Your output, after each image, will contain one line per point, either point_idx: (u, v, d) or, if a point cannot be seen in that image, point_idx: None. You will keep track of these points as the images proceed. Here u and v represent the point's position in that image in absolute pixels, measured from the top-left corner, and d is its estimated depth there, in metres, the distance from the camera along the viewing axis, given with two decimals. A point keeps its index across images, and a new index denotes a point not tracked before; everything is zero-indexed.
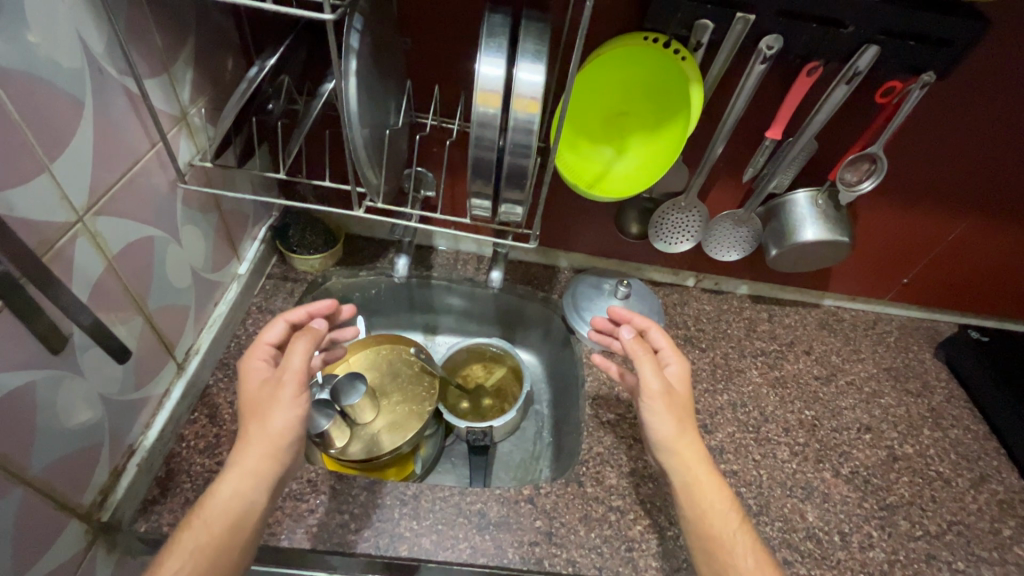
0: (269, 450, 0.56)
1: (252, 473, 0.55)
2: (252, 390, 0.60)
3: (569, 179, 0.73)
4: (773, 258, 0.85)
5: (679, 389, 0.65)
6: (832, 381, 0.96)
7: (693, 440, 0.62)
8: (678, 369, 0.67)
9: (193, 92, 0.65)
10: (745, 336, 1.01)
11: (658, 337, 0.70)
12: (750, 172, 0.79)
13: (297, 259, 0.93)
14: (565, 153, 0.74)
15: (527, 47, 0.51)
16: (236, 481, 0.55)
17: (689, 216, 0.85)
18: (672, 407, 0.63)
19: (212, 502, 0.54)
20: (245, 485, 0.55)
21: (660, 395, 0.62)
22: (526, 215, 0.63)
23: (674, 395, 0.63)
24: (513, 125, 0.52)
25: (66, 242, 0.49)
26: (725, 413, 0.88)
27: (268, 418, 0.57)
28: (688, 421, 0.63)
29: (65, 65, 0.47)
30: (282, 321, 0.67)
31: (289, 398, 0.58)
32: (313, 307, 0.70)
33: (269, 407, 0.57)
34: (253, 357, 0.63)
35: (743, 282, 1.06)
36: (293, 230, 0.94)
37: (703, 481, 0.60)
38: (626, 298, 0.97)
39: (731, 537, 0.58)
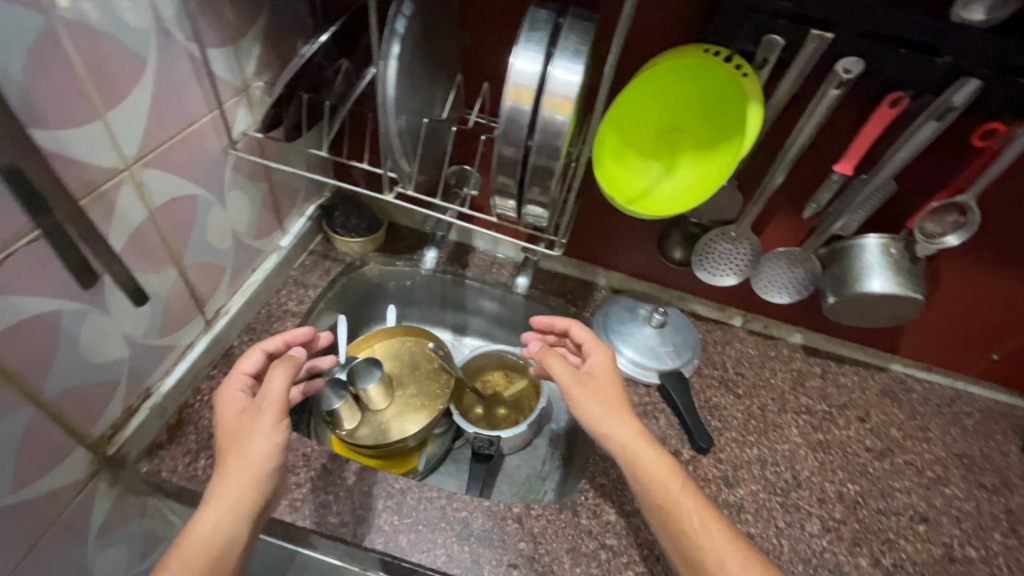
0: (244, 490, 0.57)
1: (230, 506, 0.56)
2: (228, 418, 0.63)
3: (608, 192, 0.70)
4: (830, 306, 0.76)
5: (602, 373, 0.69)
6: (886, 457, 0.84)
7: (624, 410, 0.65)
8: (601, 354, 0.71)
9: (257, 67, 0.69)
10: (790, 389, 0.91)
11: (577, 333, 0.74)
12: (812, 209, 0.71)
13: (337, 240, 0.95)
14: (608, 165, 0.71)
15: (567, 45, 0.49)
16: (215, 514, 0.55)
17: (737, 248, 0.78)
18: (596, 392, 0.66)
19: (191, 539, 0.54)
20: (225, 519, 0.55)
21: (574, 384, 0.67)
22: (552, 220, 0.60)
23: (592, 383, 0.67)
24: (543, 123, 0.50)
25: (111, 187, 0.53)
26: (751, 469, 0.80)
27: (247, 448, 0.59)
28: (616, 399, 0.66)
29: (133, 24, 0.50)
30: (260, 350, 0.70)
31: (268, 424, 0.61)
32: (285, 337, 0.72)
33: (253, 433, 0.60)
34: (230, 389, 0.65)
35: (798, 329, 0.97)
36: (339, 212, 0.97)
37: (642, 453, 0.61)
38: (660, 327, 0.91)
39: (675, 500, 0.59)
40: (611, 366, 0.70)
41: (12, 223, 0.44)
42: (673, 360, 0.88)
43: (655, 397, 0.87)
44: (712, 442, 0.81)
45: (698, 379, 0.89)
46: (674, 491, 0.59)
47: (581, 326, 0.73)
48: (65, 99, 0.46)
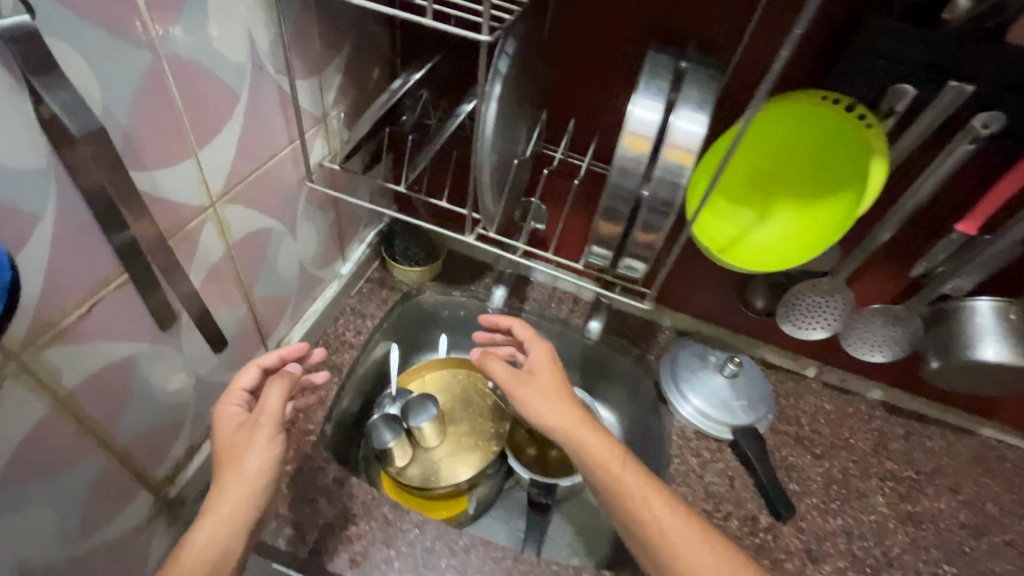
0: (239, 504, 0.50)
1: (226, 518, 0.49)
2: (225, 434, 0.55)
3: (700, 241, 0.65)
4: (932, 372, 0.70)
5: (542, 367, 0.65)
6: (983, 535, 0.77)
7: (570, 404, 0.62)
8: (543, 349, 0.68)
9: (337, 97, 0.67)
10: (872, 452, 0.85)
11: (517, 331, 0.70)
12: (920, 267, 0.67)
13: (396, 269, 0.93)
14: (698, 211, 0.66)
15: (690, 94, 0.45)
16: (211, 526, 0.49)
17: (829, 302, 0.73)
18: (540, 390, 0.63)
19: (183, 555, 0.47)
20: (220, 531, 0.49)
21: (518, 385, 0.64)
22: (648, 274, 0.56)
23: (537, 381, 0.64)
24: (659, 177, 0.46)
25: (196, 225, 0.50)
26: (835, 541, 0.74)
27: (244, 460, 0.52)
28: (560, 394, 0.63)
29: (231, 60, 0.48)
30: (256, 365, 0.61)
31: (266, 439, 0.53)
32: (283, 353, 0.63)
33: (247, 451, 0.52)
34: (228, 404, 0.57)
35: (878, 386, 0.90)
36: (399, 240, 0.95)
37: (587, 440, 0.59)
38: (732, 378, 0.86)
39: (622, 481, 0.56)
40: (555, 360, 0.67)
41: (104, 269, 0.42)
42: (746, 415, 0.82)
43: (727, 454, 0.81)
44: (794, 509, 0.75)
45: (772, 436, 0.84)
46: (620, 476, 0.56)
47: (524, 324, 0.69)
48: (163, 137, 0.44)
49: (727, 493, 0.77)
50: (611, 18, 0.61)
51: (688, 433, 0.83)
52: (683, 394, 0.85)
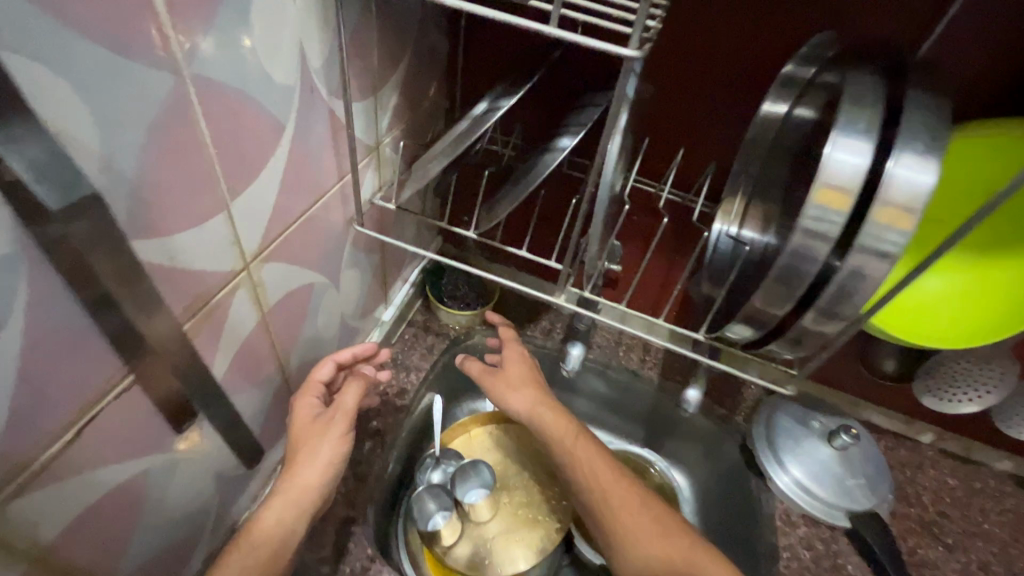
0: (305, 490, 0.47)
1: (295, 497, 0.46)
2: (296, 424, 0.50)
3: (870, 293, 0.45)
4: None
5: (513, 364, 0.63)
6: None
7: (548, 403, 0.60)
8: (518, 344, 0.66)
9: (392, 120, 0.55)
10: (1013, 542, 0.71)
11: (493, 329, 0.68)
12: None
13: (444, 311, 0.80)
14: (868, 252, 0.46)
15: (912, 131, 0.33)
16: (279, 508, 0.46)
17: (986, 372, 0.60)
18: (516, 387, 0.61)
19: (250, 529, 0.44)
20: (290, 514, 0.46)
21: (497, 382, 0.63)
22: (802, 355, 0.44)
23: (512, 377, 0.62)
24: (862, 245, 0.33)
25: (224, 296, 0.38)
26: None
27: (316, 453, 0.48)
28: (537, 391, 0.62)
29: (276, 77, 0.36)
30: (332, 362, 0.55)
31: (339, 436, 0.50)
32: (358, 351, 0.58)
33: (318, 448, 0.48)
34: (306, 394, 0.52)
35: (1009, 455, 0.77)
36: (448, 278, 0.83)
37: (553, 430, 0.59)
38: (844, 450, 0.72)
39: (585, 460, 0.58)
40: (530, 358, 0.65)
41: (100, 375, 0.30)
42: (866, 498, 0.69)
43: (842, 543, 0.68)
44: None
45: (894, 522, 0.70)
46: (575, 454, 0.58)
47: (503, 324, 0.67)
48: (182, 189, 0.31)
49: None
50: (744, 27, 0.49)
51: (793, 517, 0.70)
52: (782, 465, 0.72)
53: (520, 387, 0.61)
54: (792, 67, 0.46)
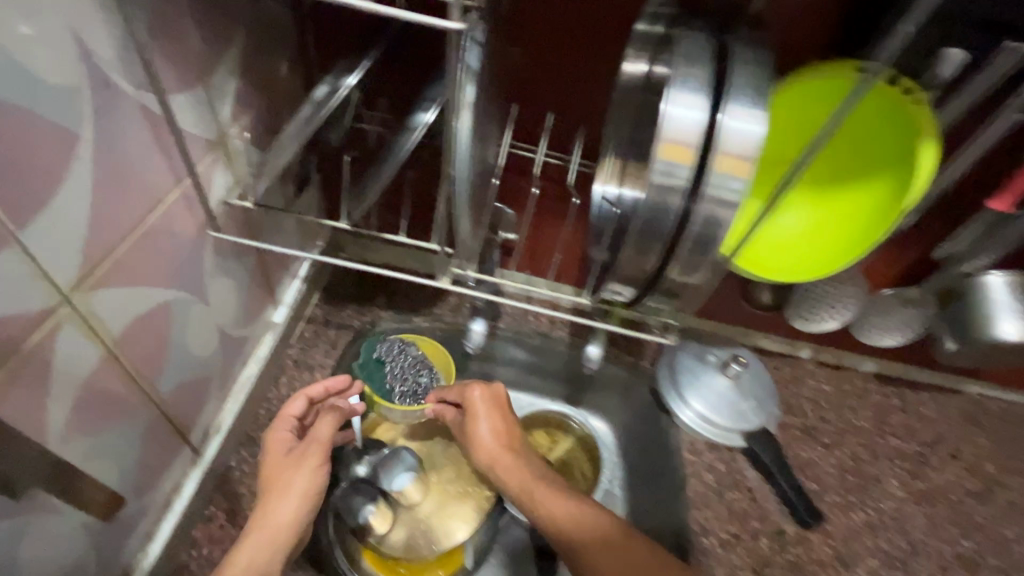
0: (279, 533, 0.48)
1: (268, 539, 0.47)
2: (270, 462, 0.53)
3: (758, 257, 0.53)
4: (949, 351, 0.66)
5: (483, 420, 0.62)
6: (989, 499, 0.77)
7: (513, 462, 0.60)
8: (482, 389, 0.63)
9: (236, 109, 0.49)
10: (876, 431, 0.82)
11: (455, 385, 0.65)
12: (942, 250, 0.61)
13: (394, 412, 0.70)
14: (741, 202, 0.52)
15: (743, 82, 0.34)
16: (251, 551, 0.46)
17: (846, 291, 0.66)
18: (484, 446, 0.61)
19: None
20: (261, 556, 0.46)
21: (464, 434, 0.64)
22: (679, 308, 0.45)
23: (477, 427, 0.62)
24: (710, 196, 0.35)
25: (41, 340, 0.34)
26: (864, 540, 0.70)
27: (285, 491, 0.49)
28: (506, 450, 0.61)
29: (42, 83, 0.30)
30: (303, 398, 0.57)
31: (311, 469, 0.51)
32: (334, 386, 0.59)
33: (291, 478, 0.51)
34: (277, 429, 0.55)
35: (870, 357, 0.87)
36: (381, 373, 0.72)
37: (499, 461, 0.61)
38: (737, 377, 0.78)
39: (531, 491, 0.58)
40: (499, 401, 0.63)
41: None
42: (756, 418, 0.76)
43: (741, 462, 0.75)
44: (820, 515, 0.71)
45: (783, 433, 0.78)
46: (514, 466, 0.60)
47: (474, 379, 0.64)
48: None
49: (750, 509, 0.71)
50: None
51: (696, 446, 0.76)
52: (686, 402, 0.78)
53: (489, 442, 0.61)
54: (644, 26, 0.44)
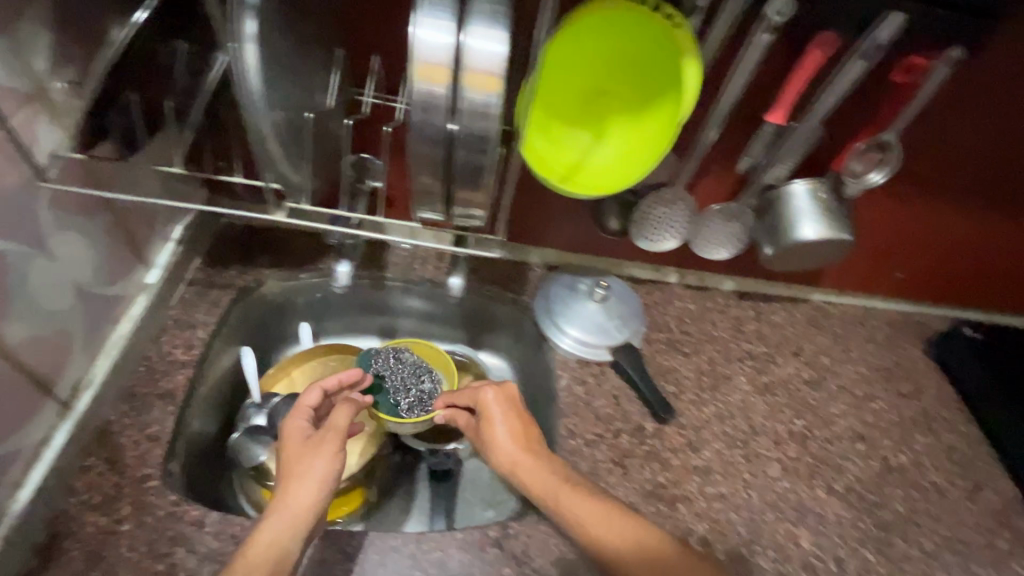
0: (299, 514, 0.57)
1: (291, 519, 0.56)
2: (291, 446, 0.63)
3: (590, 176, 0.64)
4: (768, 257, 0.75)
5: (499, 420, 0.72)
6: (821, 385, 0.90)
7: (534, 461, 0.68)
8: (494, 391, 0.75)
9: (55, 68, 0.53)
10: (731, 338, 0.93)
11: (466, 390, 0.78)
12: (745, 162, 0.70)
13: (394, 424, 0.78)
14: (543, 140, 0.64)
15: (480, 7, 0.40)
16: (277, 526, 0.55)
17: (674, 210, 0.75)
18: (498, 444, 0.71)
19: (254, 549, 0.53)
20: (284, 532, 0.55)
21: (479, 432, 0.74)
22: (485, 219, 0.52)
23: (494, 428, 0.72)
24: (465, 110, 0.40)
25: None
26: (712, 428, 0.81)
27: (308, 473, 0.60)
28: (520, 442, 0.70)
29: None
30: (318, 388, 0.70)
31: (329, 451, 0.62)
32: (345, 379, 0.73)
33: (314, 466, 0.60)
34: (295, 417, 0.67)
35: (725, 276, 1.00)
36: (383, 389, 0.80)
37: (518, 462, 0.69)
38: (604, 301, 0.87)
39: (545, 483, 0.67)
40: (507, 402, 0.74)
41: None
42: (621, 334, 0.85)
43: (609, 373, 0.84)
44: (674, 412, 0.80)
45: (647, 346, 0.88)
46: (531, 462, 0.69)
47: (486, 384, 0.76)
48: None
49: (615, 412, 0.79)
50: None
51: (569, 364, 0.84)
52: (562, 328, 0.86)
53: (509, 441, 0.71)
54: None
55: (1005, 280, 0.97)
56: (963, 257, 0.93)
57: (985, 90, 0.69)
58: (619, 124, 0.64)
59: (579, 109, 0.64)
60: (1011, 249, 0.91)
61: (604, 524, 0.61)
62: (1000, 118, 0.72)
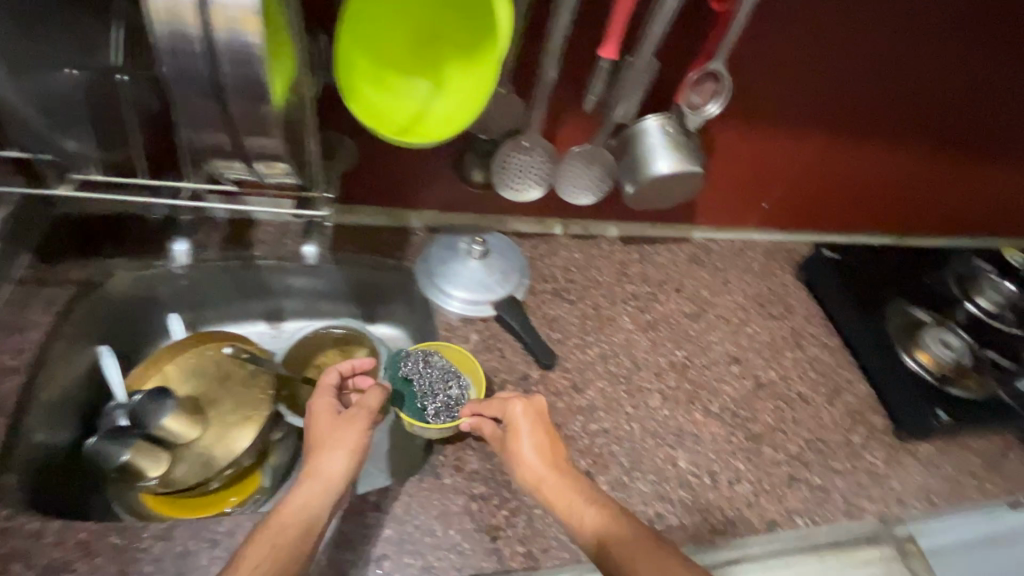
0: (330, 484, 0.59)
1: (322, 487, 0.59)
2: (319, 424, 0.65)
3: (434, 128, 0.62)
4: (631, 195, 0.77)
5: (522, 435, 0.64)
6: (701, 317, 0.94)
7: (557, 478, 0.61)
8: (522, 404, 0.66)
9: None
10: (616, 281, 0.96)
11: (487, 402, 0.69)
12: (591, 101, 0.69)
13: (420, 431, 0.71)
14: (379, 105, 0.62)
15: None
16: (305, 494, 0.58)
17: (533, 158, 0.75)
18: (524, 459, 0.63)
19: (283, 515, 0.56)
20: (314, 497, 0.58)
21: (503, 448, 0.66)
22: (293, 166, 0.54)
23: (519, 442, 0.64)
24: (223, 44, 0.40)
25: None
26: (596, 368, 0.84)
27: (335, 451, 0.61)
28: (544, 460, 0.63)
29: None
30: (335, 371, 0.71)
31: (360, 427, 0.63)
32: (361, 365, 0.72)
33: (345, 437, 0.62)
34: (319, 397, 0.67)
35: (611, 223, 1.00)
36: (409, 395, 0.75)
37: (546, 480, 0.61)
38: (483, 257, 0.87)
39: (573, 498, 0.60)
40: (534, 416, 0.65)
41: None
42: (503, 288, 0.86)
43: (494, 328, 0.85)
44: (555, 357, 0.83)
45: (531, 298, 0.89)
46: (558, 481, 0.61)
47: (513, 397, 0.67)
48: None
49: (499, 364, 0.81)
50: None
51: (454, 323, 0.85)
52: (442, 289, 0.85)
53: (537, 455, 0.63)
54: None
55: (859, 203, 1.04)
56: (819, 183, 0.98)
57: (807, 15, 0.73)
58: (454, 69, 0.62)
59: (412, 55, 0.62)
60: (862, 172, 0.98)
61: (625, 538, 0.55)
62: (827, 43, 0.76)
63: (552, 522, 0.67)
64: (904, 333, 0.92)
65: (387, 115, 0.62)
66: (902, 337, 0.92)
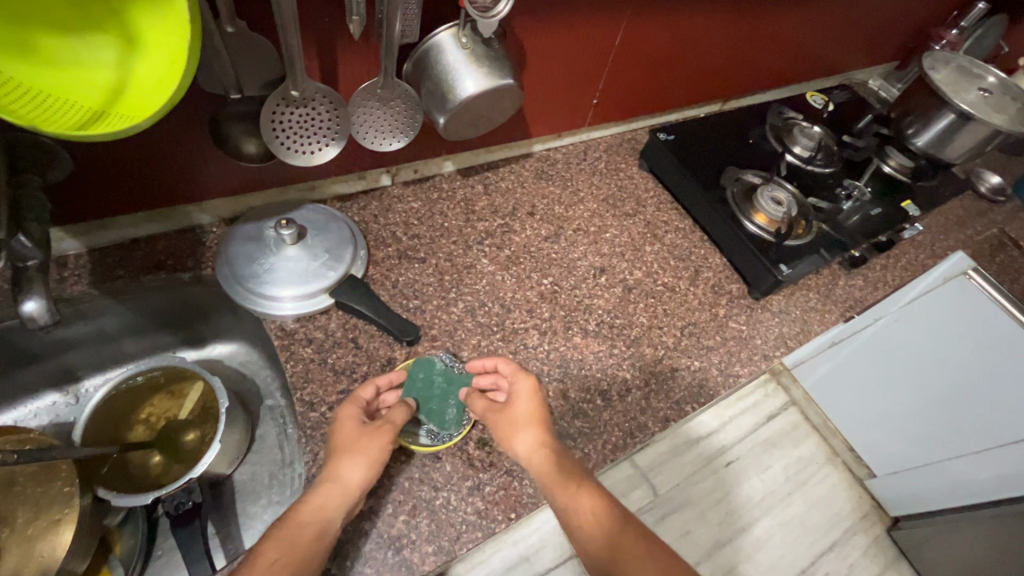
0: (347, 489, 0.56)
1: (340, 492, 0.56)
2: (346, 428, 0.60)
3: (149, 102, 0.44)
4: (444, 127, 0.66)
5: (522, 402, 0.64)
6: (561, 236, 0.90)
7: (550, 448, 0.60)
8: (531, 382, 0.66)
9: None
10: (465, 223, 0.86)
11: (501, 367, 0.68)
12: (356, 24, 0.55)
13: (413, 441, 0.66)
14: (53, 105, 0.43)
15: None
16: (326, 494, 0.55)
17: (313, 110, 0.61)
18: (520, 427, 0.62)
19: (303, 512, 0.54)
20: (330, 499, 0.55)
21: (499, 419, 0.63)
22: None
23: (515, 410, 0.63)
24: None
25: None
26: (465, 325, 0.77)
27: (354, 462, 0.58)
28: (538, 430, 0.62)
29: None
30: (372, 385, 0.65)
31: (380, 447, 0.59)
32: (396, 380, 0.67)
33: (369, 446, 0.59)
34: (351, 405, 0.63)
35: (444, 159, 0.88)
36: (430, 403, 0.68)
37: (536, 450, 0.60)
38: (300, 240, 0.72)
39: (560, 464, 0.59)
40: (539, 393, 0.65)
41: None
42: (336, 271, 0.73)
43: (341, 317, 0.74)
44: (417, 328, 0.74)
45: (374, 270, 0.78)
46: (546, 448, 0.60)
47: (524, 371, 0.67)
48: None
49: (357, 356, 0.71)
50: None
51: (290, 327, 0.71)
52: (249, 274, 0.70)
53: (530, 427, 0.62)
54: None
55: (680, 77, 1.03)
56: (640, 67, 0.95)
57: None
58: (144, 16, 0.44)
59: (80, 21, 0.44)
60: (680, 45, 0.95)
61: (587, 503, 0.56)
62: None
63: (456, 507, 0.63)
64: (739, 198, 0.94)
65: (74, 115, 0.43)
66: (738, 203, 0.93)
